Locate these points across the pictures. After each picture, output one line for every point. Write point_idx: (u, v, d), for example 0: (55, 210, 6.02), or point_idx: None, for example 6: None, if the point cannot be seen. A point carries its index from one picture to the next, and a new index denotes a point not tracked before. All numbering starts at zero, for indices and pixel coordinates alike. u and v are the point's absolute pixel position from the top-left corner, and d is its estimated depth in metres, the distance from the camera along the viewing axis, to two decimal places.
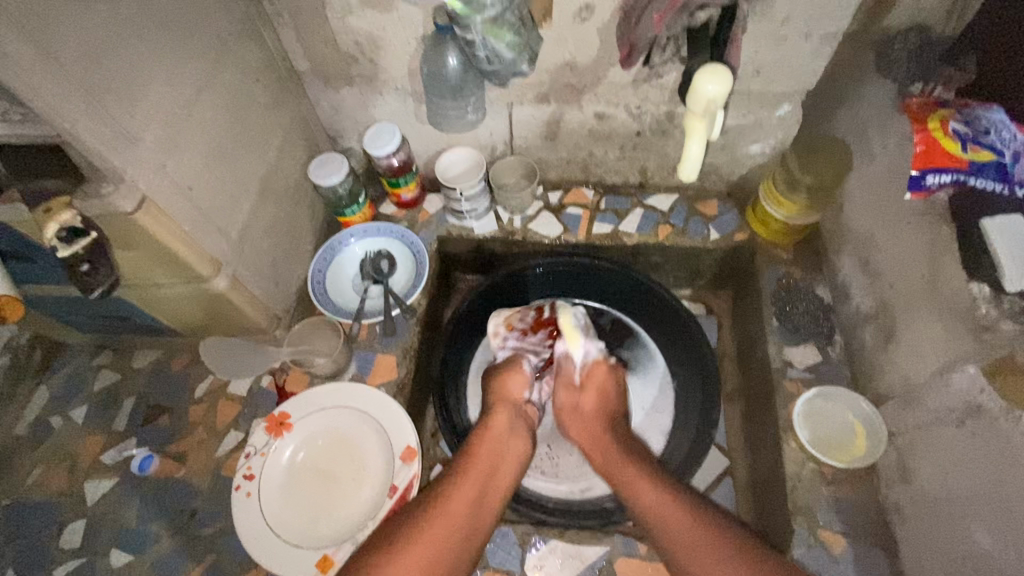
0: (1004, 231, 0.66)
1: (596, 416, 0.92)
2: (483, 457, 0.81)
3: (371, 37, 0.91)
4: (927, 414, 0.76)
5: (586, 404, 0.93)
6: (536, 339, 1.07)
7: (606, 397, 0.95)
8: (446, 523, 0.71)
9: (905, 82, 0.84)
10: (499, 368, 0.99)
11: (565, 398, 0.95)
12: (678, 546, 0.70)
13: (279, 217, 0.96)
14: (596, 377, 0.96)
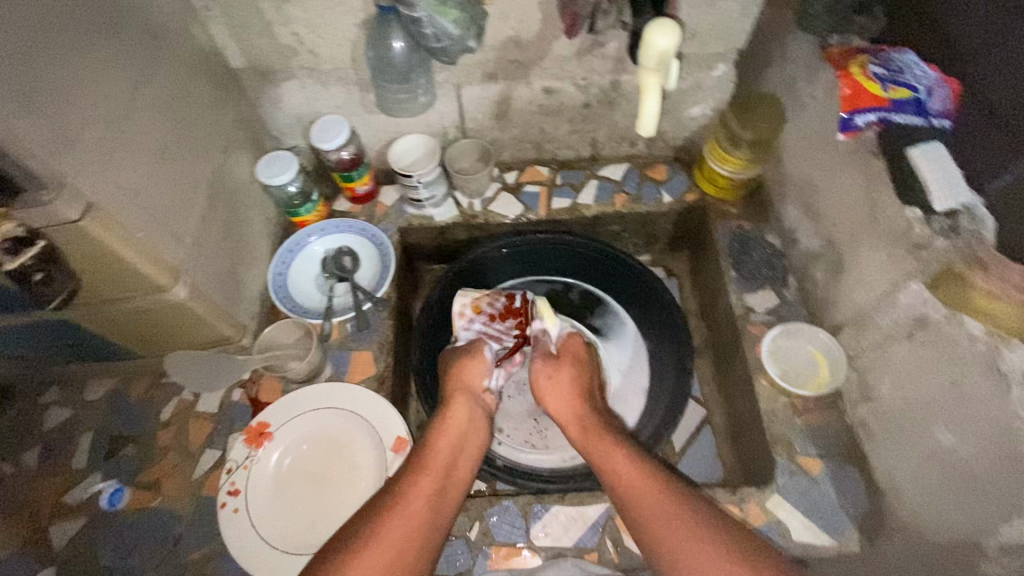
0: (926, 156, 0.74)
1: (567, 393, 0.90)
2: (443, 452, 0.79)
3: (309, 25, 0.89)
4: (880, 334, 0.82)
5: (562, 382, 0.91)
6: (503, 326, 0.99)
7: (574, 377, 0.92)
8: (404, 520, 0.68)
9: (825, 35, 0.90)
10: (460, 354, 0.95)
11: (543, 371, 0.92)
12: (644, 520, 0.70)
13: (232, 221, 0.92)
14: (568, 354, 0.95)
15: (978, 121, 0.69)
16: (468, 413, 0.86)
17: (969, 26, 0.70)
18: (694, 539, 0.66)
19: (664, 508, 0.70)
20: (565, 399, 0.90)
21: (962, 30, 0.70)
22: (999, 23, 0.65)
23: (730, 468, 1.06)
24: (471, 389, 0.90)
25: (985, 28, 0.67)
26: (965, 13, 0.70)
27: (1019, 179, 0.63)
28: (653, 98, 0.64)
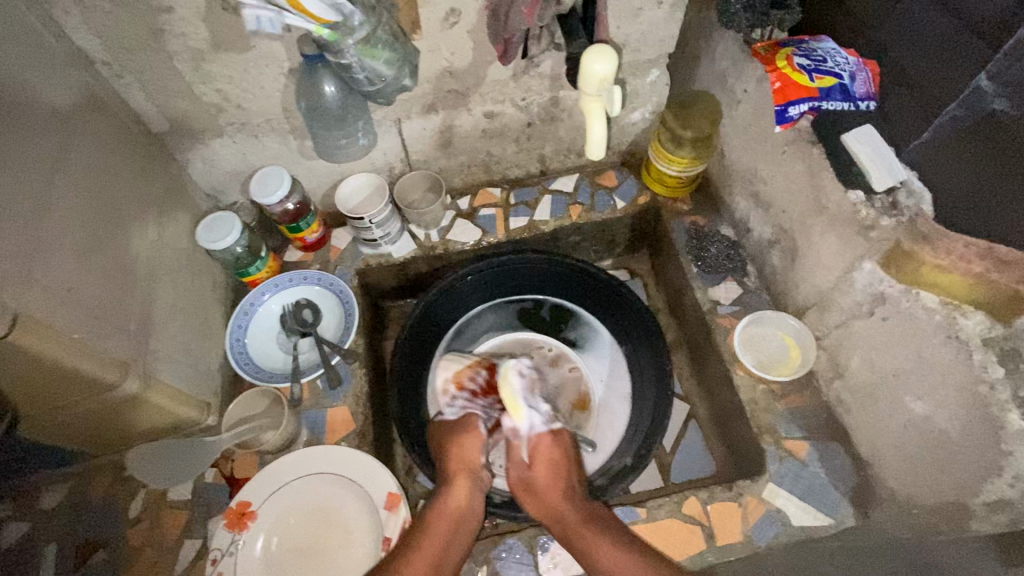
0: (862, 142, 0.78)
1: (551, 484, 0.85)
2: (421, 557, 0.74)
3: (232, 81, 0.84)
4: (843, 313, 0.85)
5: (541, 477, 0.86)
6: (487, 402, 0.99)
7: (557, 465, 0.87)
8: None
9: (748, 31, 0.94)
10: (449, 433, 0.92)
11: (517, 473, 0.88)
12: None
13: (177, 296, 0.86)
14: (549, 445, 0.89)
15: (896, 86, 0.78)
16: (454, 507, 0.83)
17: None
18: None
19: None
20: (547, 493, 0.85)
21: (871, 5, 0.80)
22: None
23: (721, 459, 1.08)
24: (464, 473, 0.87)
25: (887, 2, 0.77)
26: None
27: (926, 137, 0.72)
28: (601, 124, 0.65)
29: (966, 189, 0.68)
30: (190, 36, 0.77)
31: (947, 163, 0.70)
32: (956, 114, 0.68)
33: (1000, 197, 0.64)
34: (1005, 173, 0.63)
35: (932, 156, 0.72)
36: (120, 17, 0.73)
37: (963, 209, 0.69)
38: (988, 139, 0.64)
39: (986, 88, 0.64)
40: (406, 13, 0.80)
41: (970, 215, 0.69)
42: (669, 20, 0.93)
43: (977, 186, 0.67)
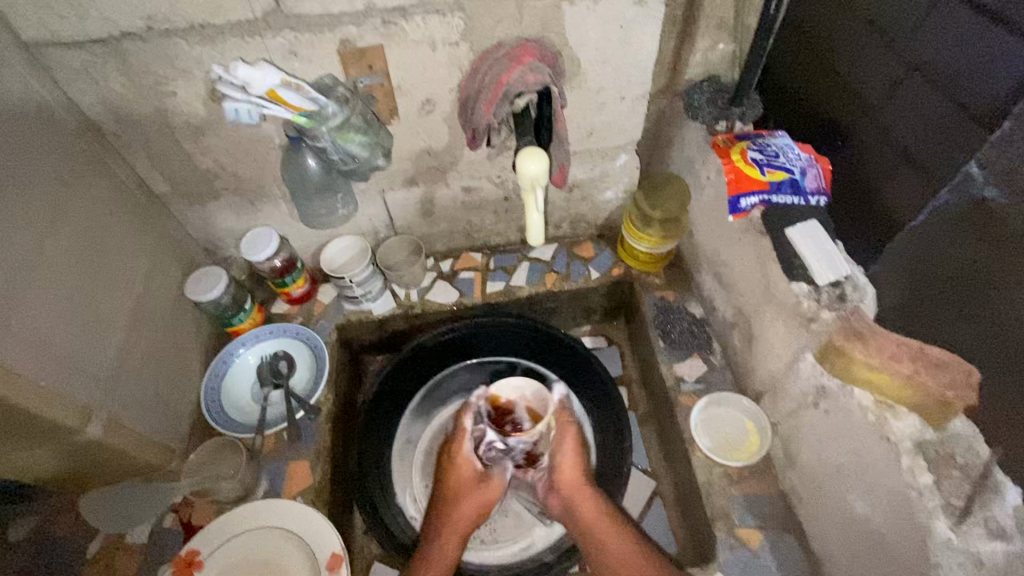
0: (805, 236, 0.83)
1: (577, 473, 0.95)
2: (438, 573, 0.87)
3: (228, 153, 0.94)
4: (792, 401, 0.85)
5: (570, 463, 0.96)
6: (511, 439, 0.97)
7: (582, 458, 0.97)
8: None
9: (712, 122, 1.03)
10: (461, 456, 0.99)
11: (555, 450, 0.97)
12: None
13: (155, 346, 0.92)
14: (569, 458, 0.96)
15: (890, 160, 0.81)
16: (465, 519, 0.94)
17: (871, 81, 0.83)
18: None
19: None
20: (570, 485, 0.94)
21: (868, 85, 0.83)
22: (896, 78, 0.78)
23: (682, 540, 1.05)
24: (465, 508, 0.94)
25: (883, 85, 0.80)
26: (866, 70, 0.83)
27: (922, 216, 0.76)
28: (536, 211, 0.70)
29: (971, 271, 0.69)
30: (191, 115, 0.86)
31: (944, 249, 0.73)
32: (947, 201, 0.72)
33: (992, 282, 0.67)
34: (981, 262, 0.68)
35: (925, 238, 0.75)
36: (130, 98, 0.83)
37: (947, 300, 0.72)
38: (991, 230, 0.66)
39: (977, 175, 0.68)
40: (384, 104, 0.88)
41: (960, 298, 0.70)
42: (633, 112, 1.00)
43: (980, 269, 0.68)
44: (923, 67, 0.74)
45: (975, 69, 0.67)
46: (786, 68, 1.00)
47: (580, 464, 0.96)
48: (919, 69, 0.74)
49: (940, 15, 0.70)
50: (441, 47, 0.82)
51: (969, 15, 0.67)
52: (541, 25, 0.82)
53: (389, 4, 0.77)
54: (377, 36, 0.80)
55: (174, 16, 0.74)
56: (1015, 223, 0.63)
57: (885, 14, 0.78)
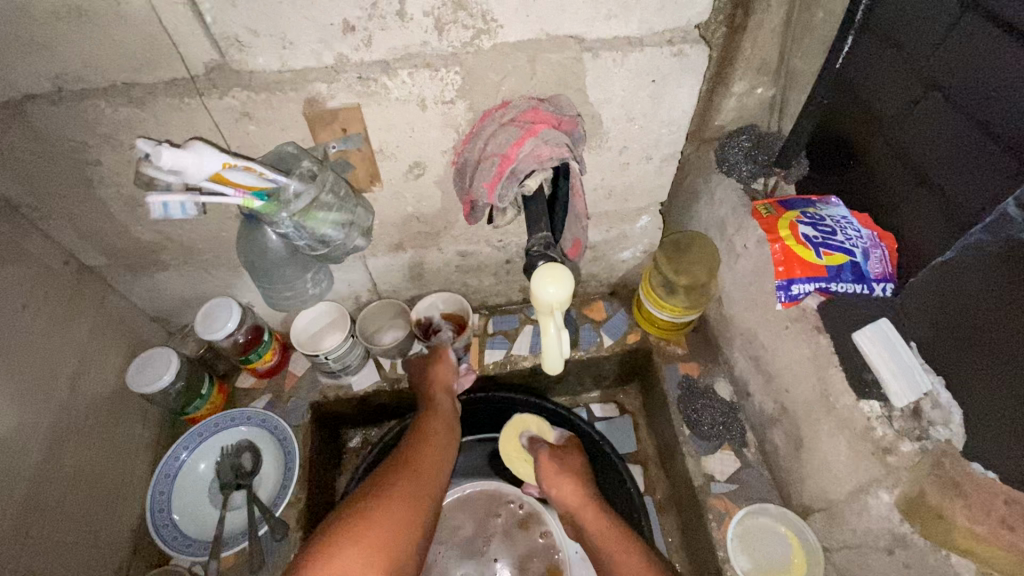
0: (876, 341, 0.67)
1: (572, 485, 0.89)
2: (428, 442, 0.84)
3: (173, 223, 0.77)
4: (854, 535, 0.71)
5: (564, 478, 0.90)
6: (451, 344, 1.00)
7: (579, 482, 0.89)
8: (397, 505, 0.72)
9: (749, 180, 0.90)
10: (425, 361, 0.97)
11: (549, 465, 0.92)
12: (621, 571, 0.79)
13: (87, 458, 0.76)
14: (553, 474, 0.90)
15: (911, 187, 0.71)
16: (444, 413, 0.90)
17: (888, 99, 0.71)
18: None
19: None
20: (563, 501, 0.89)
21: (884, 106, 0.72)
22: (913, 98, 0.67)
23: None
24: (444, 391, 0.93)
25: (900, 104, 0.69)
26: (881, 87, 0.72)
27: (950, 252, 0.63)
28: (556, 345, 0.56)
29: (996, 327, 0.58)
30: (123, 185, 0.70)
31: (970, 289, 0.60)
32: (978, 237, 0.59)
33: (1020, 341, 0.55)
34: None
35: (953, 274, 0.62)
36: (44, 168, 0.66)
37: (959, 355, 0.62)
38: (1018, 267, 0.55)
39: (1014, 215, 0.56)
40: (362, 169, 0.73)
41: (987, 353, 0.59)
42: (660, 172, 0.85)
43: (994, 329, 0.58)
44: (944, 86, 0.63)
45: (1008, 85, 0.56)
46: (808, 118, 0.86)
47: (577, 480, 0.89)
48: (937, 88, 0.64)
49: (965, 28, 0.59)
50: (433, 106, 0.67)
51: (995, 27, 0.56)
52: (557, 82, 0.67)
53: (366, 58, 0.61)
54: (353, 96, 0.64)
55: (90, 75, 0.58)
56: None
57: (901, 26, 0.67)
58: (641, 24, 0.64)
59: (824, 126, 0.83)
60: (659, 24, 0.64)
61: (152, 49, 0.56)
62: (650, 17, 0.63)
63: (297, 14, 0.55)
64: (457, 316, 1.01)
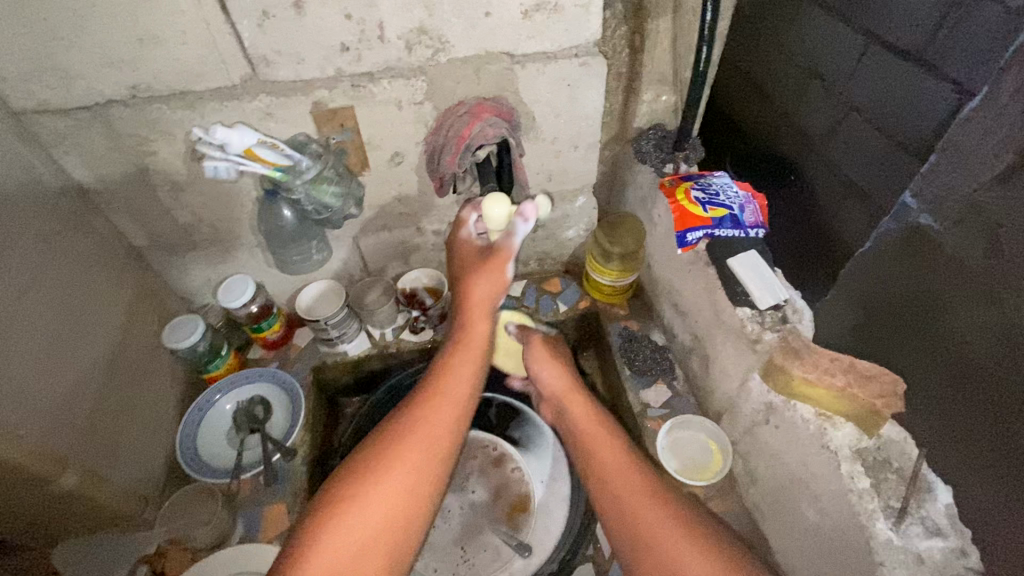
0: (746, 266, 0.92)
1: (563, 377, 1.01)
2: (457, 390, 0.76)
3: (206, 206, 0.99)
4: (747, 420, 0.91)
5: (556, 365, 1.03)
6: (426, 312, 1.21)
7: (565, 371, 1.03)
8: (431, 431, 0.72)
9: (660, 166, 1.11)
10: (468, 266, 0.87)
11: (538, 351, 1.05)
12: (618, 488, 0.82)
13: (132, 394, 0.95)
14: (543, 358, 1.04)
15: (840, 193, 0.87)
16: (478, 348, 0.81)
17: (816, 118, 0.88)
18: (650, 510, 0.78)
19: (657, 517, 0.77)
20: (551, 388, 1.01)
21: (812, 124, 0.89)
22: (836, 119, 0.84)
23: None
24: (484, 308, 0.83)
25: (825, 122, 0.86)
26: (810, 109, 0.89)
27: (866, 245, 0.75)
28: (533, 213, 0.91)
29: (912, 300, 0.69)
30: (172, 173, 0.92)
31: (881, 269, 0.73)
32: (888, 228, 0.71)
33: (925, 308, 0.68)
34: (936, 290, 0.66)
35: (863, 266, 0.76)
36: (113, 159, 0.88)
37: (879, 326, 0.75)
38: (919, 251, 0.67)
39: (911, 205, 0.68)
40: (356, 156, 0.95)
41: (896, 323, 0.72)
42: (587, 158, 1.09)
43: (898, 303, 0.71)
44: (860, 107, 0.80)
45: (908, 106, 0.74)
46: (751, 141, 1.04)
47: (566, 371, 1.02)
48: (857, 110, 0.81)
49: (873, 59, 0.77)
50: (407, 106, 0.90)
51: (896, 57, 0.74)
52: (497, 86, 0.91)
53: (357, 70, 0.85)
54: (347, 99, 0.87)
55: (158, 85, 0.81)
56: (952, 251, 0.63)
57: (822, 60, 0.85)
58: (553, 42, 0.88)
59: (766, 147, 1.01)
60: (566, 42, 0.89)
61: (204, 66, 0.80)
62: (560, 37, 0.88)
63: (308, 39, 0.79)
64: (436, 290, 1.21)
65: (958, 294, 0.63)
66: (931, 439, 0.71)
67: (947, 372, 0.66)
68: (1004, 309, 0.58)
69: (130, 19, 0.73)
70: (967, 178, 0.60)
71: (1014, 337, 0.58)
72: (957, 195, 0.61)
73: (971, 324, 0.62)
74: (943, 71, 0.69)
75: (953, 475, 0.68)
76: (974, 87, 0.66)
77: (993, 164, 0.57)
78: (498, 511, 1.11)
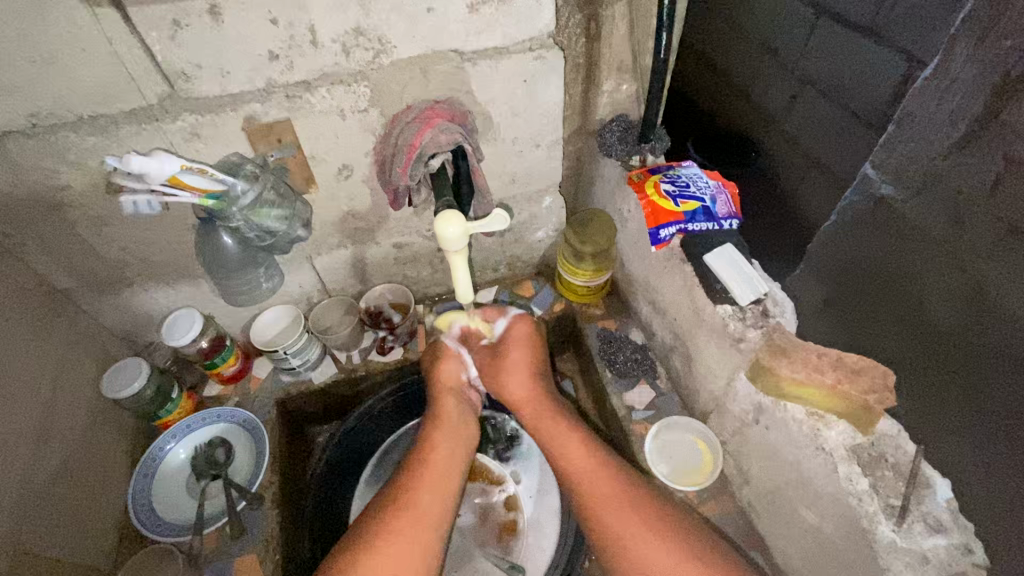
0: (723, 260, 0.88)
1: (521, 379, 0.96)
2: (436, 468, 0.86)
3: (137, 240, 0.89)
4: (736, 420, 0.88)
5: (513, 372, 0.96)
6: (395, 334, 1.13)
7: (522, 374, 0.96)
8: (415, 507, 0.80)
9: (626, 157, 1.04)
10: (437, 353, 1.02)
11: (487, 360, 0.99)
12: (603, 505, 0.81)
13: (71, 455, 0.86)
14: (500, 368, 0.97)
15: (803, 169, 0.84)
16: (450, 430, 0.92)
17: (768, 95, 0.87)
18: (642, 529, 0.77)
19: (649, 536, 0.77)
20: (511, 391, 0.96)
21: (768, 103, 0.88)
22: (793, 93, 0.83)
23: None
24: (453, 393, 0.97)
25: (782, 98, 0.85)
26: (762, 87, 0.88)
27: (832, 220, 0.75)
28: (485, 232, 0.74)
29: (883, 267, 0.69)
30: (92, 207, 0.82)
31: (851, 242, 0.73)
32: (852, 198, 0.71)
33: (886, 270, 0.68)
34: (900, 262, 0.66)
35: (840, 234, 0.74)
36: (20, 197, 0.78)
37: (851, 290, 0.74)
38: (883, 221, 0.67)
39: (873, 175, 0.68)
40: (299, 173, 0.87)
41: (868, 295, 0.71)
42: (550, 157, 1.03)
43: (869, 273, 0.71)
44: (814, 81, 0.79)
45: (858, 76, 0.72)
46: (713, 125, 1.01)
47: (524, 374, 0.96)
48: (810, 84, 0.80)
49: (823, 28, 0.75)
50: (350, 114, 0.82)
51: (840, 26, 0.72)
52: (448, 87, 0.84)
53: (291, 80, 0.76)
54: (282, 111, 0.79)
55: (61, 110, 0.71)
56: (912, 216, 0.63)
57: (773, 34, 0.83)
58: (505, 36, 0.82)
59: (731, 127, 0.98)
60: (518, 35, 0.82)
61: (113, 87, 0.71)
62: (511, 31, 0.81)
63: (230, 48, 0.71)
64: (401, 305, 1.14)
65: (926, 258, 0.63)
66: (921, 425, 0.68)
67: (919, 342, 0.65)
68: (970, 273, 0.58)
69: (15, 37, 0.63)
70: (917, 144, 0.61)
71: (984, 301, 0.57)
72: (917, 160, 0.62)
73: (942, 291, 0.61)
74: (891, 37, 0.67)
75: (950, 461, 0.66)
76: (924, 55, 0.64)
77: (952, 132, 0.57)
78: (487, 532, 1.06)
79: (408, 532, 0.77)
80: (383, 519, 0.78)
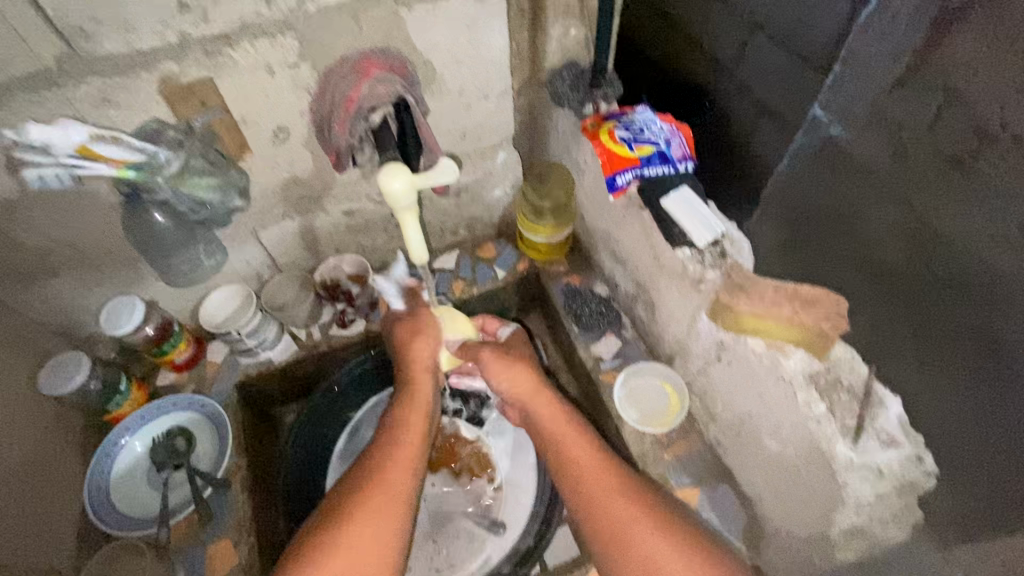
0: (680, 204, 0.89)
1: (524, 379, 0.92)
2: (404, 450, 0.83)
3: (58, 223, 0.82)
4: (700, 360, 0.90)
5: (513, 369, 0.93)
6: (356, 305, 1.11)
7: (526, 374, 0.93)
8: (386, 490, 0.77)
9: (578, 106, 0.98)
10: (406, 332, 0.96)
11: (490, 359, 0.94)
12: (589, 487, 0.80)
13: (14, 457, 0.81)
14: (502, 367, 0.93)
15: (751, 115, 0.77)
16: (420, 409, 0.89)
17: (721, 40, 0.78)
18: (627, 510, 0.77)
19: (633, 511, 0.77)
20: (508, 387, 0.93)
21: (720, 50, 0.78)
22: (742, 41, 0.73)
23: None
24: (425, 371, 0.93)
25: (733, 47, 0.76)
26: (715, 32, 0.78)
27: (787, 161, 0.72)
28: (435, 184, 0.70)
29: (833, 208, 0.66)
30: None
31: (804, 189, 0.70)
32: (803, 144, 0.68)
33: (833, 211, 0.66)
34: (847, 198, 0.64)
35: (791, 177, 0.71)
36: None
37: (802, 242, 0.72)
38: (834, 163, 0.65)
39: (821, 117, 0.65)
40: (231, 138, 0.81)
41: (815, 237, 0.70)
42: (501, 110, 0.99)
43: (812, 220, 0.69)
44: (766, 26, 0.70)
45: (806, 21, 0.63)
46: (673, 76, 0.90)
47: (529, 373, 0.93)
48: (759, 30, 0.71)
49: None
50: (279, 70, 0.76)
51: None
52: (383, 36, 0.79)
53: (207, 33, 0.70)
54: (203, 70, 0.72)
55: None
56: (857, 154, 0.61)
57: None
58: None
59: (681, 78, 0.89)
60: None
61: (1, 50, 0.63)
62: None
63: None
64: (358, 275, 1.09)
65: (874, 195, 0.61)
66: (872, 352, 0.68)
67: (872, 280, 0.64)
68: (914, 207, 0.57)
69: None
70: (864, 87, 0.58)
71: (924, 235, 0.57)
72: (865, 98, 0.59)
73: (883, 225, 0.61)
74: None
75: (907, 390, 0.66)
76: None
77: (894, 66, 0.55)
78: (467, 494, 1.07)
79: (379, 515, 0.74)
80: (350, 505, 0.75)
